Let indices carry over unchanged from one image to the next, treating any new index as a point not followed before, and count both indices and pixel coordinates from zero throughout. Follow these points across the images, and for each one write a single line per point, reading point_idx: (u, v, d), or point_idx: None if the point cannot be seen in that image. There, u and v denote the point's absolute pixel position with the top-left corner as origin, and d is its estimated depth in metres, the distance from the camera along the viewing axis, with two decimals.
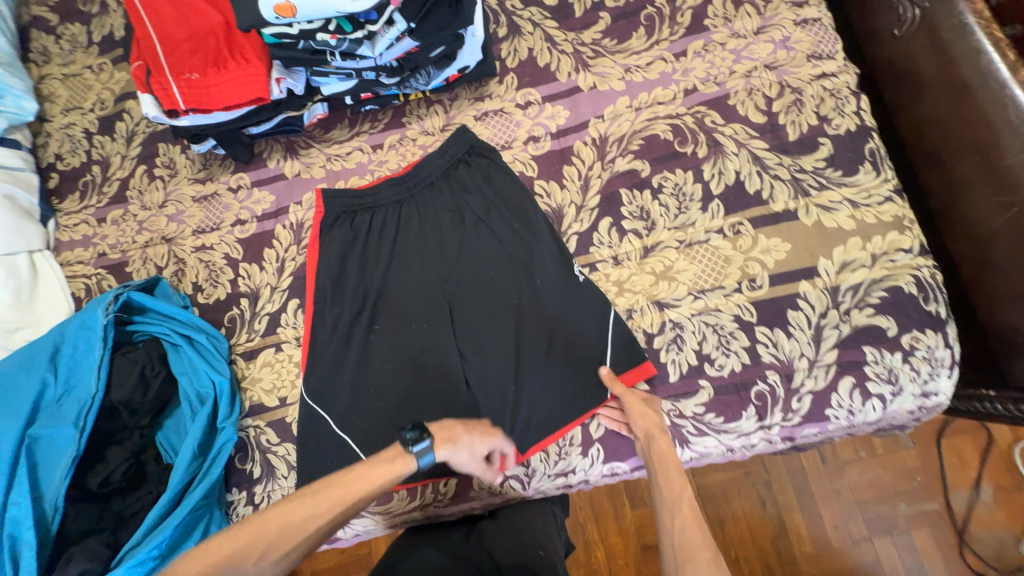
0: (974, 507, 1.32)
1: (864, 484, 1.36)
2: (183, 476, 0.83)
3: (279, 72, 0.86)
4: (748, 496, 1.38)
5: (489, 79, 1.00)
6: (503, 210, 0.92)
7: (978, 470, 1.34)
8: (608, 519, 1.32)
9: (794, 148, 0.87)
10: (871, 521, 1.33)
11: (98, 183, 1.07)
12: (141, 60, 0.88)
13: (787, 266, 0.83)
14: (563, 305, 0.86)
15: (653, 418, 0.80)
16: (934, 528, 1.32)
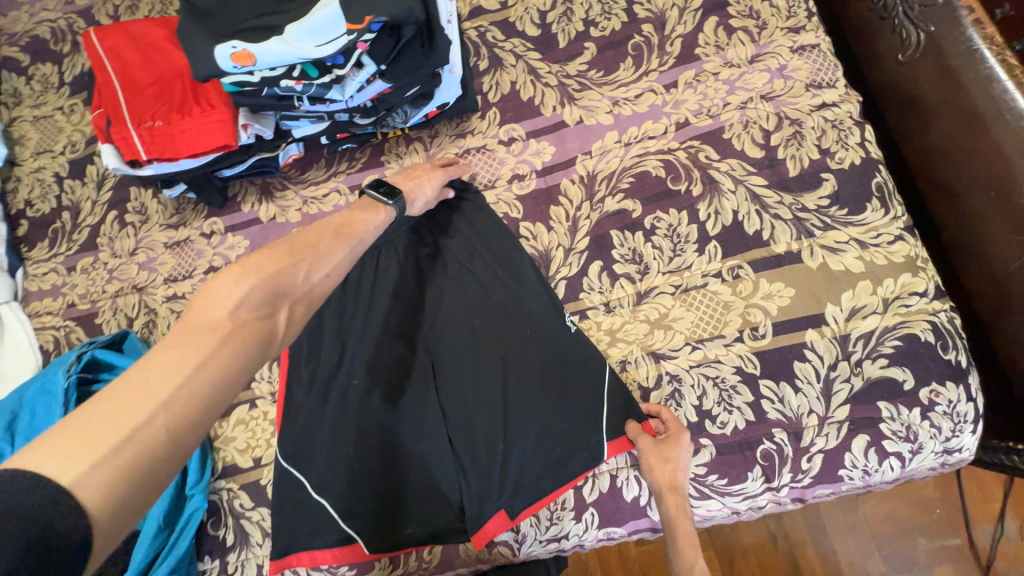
0: (1000, 543, 1.24)
1: (880, 518, 1.28)
2: (147, 554, 0.79)
3: (245, 118, 0.81)
4: (759, 532, 1.31)
5: (471, 114, 0.95)
6: (486, 255, 0.87)
7: (1001, 503, 1.26)
8: (612, 557, 1.25)
9: (795, 184, 0.81)
10: (889, 558, 1.26)
11: (68, 229, 1.03)
12: (102, 108, 0.83)
13: (791, 313, 0.77)
14: (551, 355, 0.81)
15: (668, 476, 0.73)
16: (957, 566, 1.24)
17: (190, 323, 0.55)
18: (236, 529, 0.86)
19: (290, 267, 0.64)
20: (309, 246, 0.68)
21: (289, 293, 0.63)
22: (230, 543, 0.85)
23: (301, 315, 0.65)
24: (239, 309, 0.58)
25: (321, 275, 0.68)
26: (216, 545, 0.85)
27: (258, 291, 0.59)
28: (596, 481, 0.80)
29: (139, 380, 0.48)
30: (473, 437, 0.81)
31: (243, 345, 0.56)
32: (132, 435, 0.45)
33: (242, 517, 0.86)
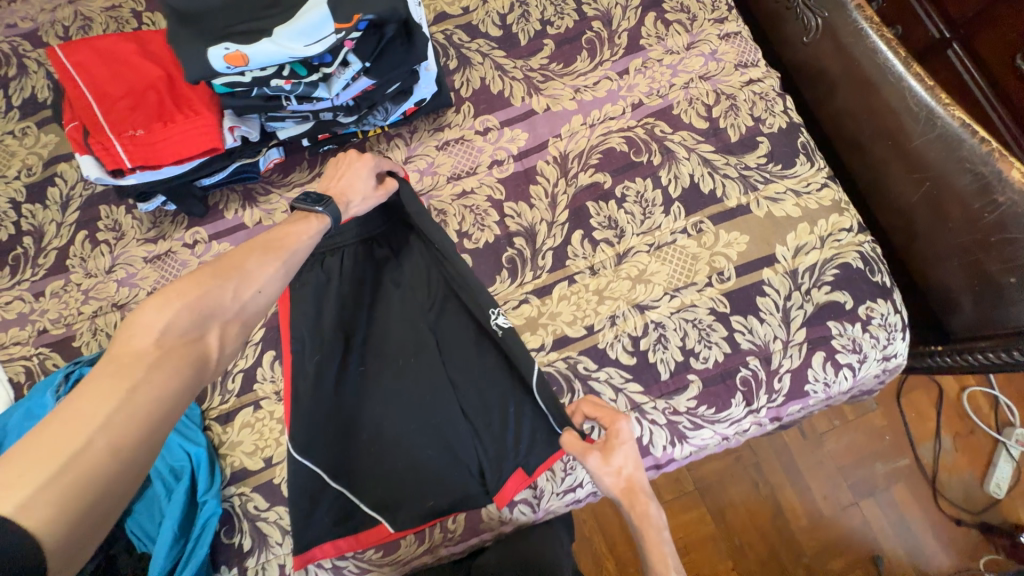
0: (939, 456, 1.42)
1: (842, 451, 1.44)
2: (166, 562, 0.77)
3: (231, 121, 0.84)
4: (742, 482, 1.43)
5: (446, 110, 1.02)
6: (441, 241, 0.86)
7: (936, 421, 1.45)
8: (614, 530, 1.30)
9: (737, 148, 0.95)
10: (854, 485, 1.42)
11: (32, 255, 0.98)
12: (75, 119, 0.83)
13: (748, 257, 0.89)
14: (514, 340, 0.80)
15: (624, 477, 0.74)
16: (909, 481, 1.41)
17: (115, 355, 0.53)
18: (252, 532, 0.84)
19: (217, 287, 0.62)
20: (235, 265, 0.65)
21: (219, 313, 0.61)
22: (247, 548, 0.83)
23: (234, 333, 0.63)
24: (166, 336, 0.56)
25: (251, 291, 0.65)
26: (232, 553, 0.83)
27: (183, 316, 0.58)
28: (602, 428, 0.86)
29: (61, 421, 0.47)
30: (483, 404, 0.86)
31: (175, 370, 0.55)
32: (66, 465, 0.45)
33: (258, 519, 0.84)
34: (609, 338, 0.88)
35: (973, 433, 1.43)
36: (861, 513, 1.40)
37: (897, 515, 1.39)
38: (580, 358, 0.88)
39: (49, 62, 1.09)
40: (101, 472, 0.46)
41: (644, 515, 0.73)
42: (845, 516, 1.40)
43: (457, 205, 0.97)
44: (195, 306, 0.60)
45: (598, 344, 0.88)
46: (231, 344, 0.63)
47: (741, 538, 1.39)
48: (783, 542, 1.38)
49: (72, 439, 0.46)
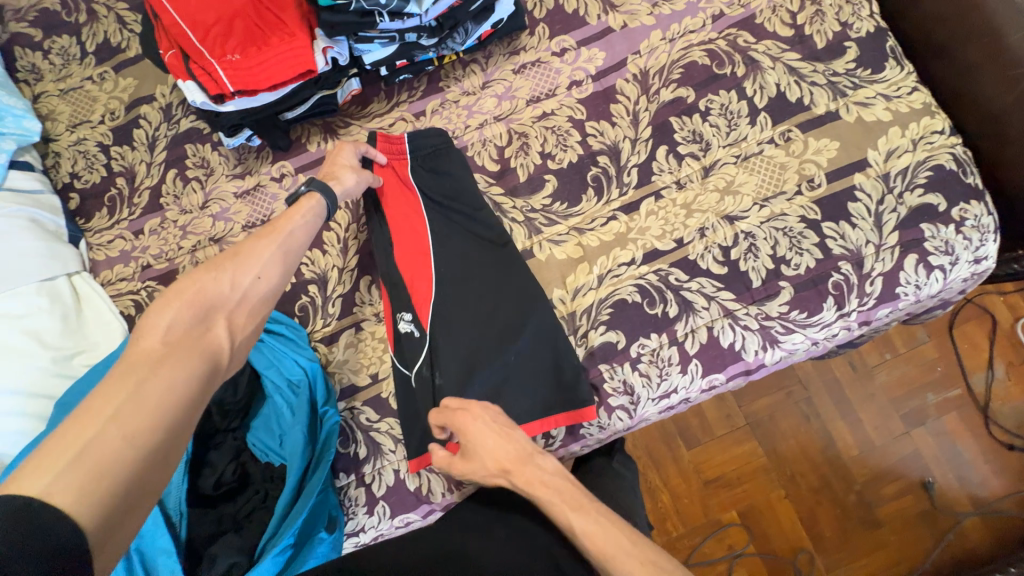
0: (992, 386, 1.37)
1: (893, 382, 1.39)
2: (303, 461, 0.81)
3: (325, 42, 0.88)
4: (792, 416, 1.39)
5: (520, 33, 1.01)
6: (395, 226, 0.92)
7: (989, 352, 1.39)
8: (667, 463, 1.38)
9: (824, 55, 0.93)
10: (906, 416, 1.37)
11: (127, 195, 1.02)
12: (174, 49, 0.89)
13: (839, 163, 0.89)
14: (464, 317, 0.88)
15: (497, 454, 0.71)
16: (961, 410, 1.36)
17: (124, 358, 0.56)
18: (366, 442, 0.89)
19: (212, 279, 0.66)
20: (233, 255, 0.70)
21: (220, 305, 0.65)
22: (363, 456, 0.89)
23: (243, 322, 0.67)
24: (171, 332, 0.60)
25: (249, 278, 0.69)
26: (349, 461, 0.89)
27: (185, 311, 0.62)
28: (695, 335, 0.88)
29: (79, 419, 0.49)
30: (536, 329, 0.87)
31: (183, 361, 0.57)
32: (80, 455, 0.46)
33: (370, 430, 0.89)
34: (699, 249, 0.90)
35: None
36: (912, 442, 1.35)
37: (949, 444, 1.35)
38: (671, 270, 0.90)
39: (119, 5, 1.10)
40: (120, 460, 0.47)
41: (530, 483, 0.70)
42: (897, 445, 1.35)
43: (539, 127, 0.97)
44: (201, 302, 0.64)
45: (688, 256, 0.90)
46: (240, 335, 0.67)
47: (794, 468, 1.36)
48: (836, 473, 1.35)
49: (82, 436, 0.47)
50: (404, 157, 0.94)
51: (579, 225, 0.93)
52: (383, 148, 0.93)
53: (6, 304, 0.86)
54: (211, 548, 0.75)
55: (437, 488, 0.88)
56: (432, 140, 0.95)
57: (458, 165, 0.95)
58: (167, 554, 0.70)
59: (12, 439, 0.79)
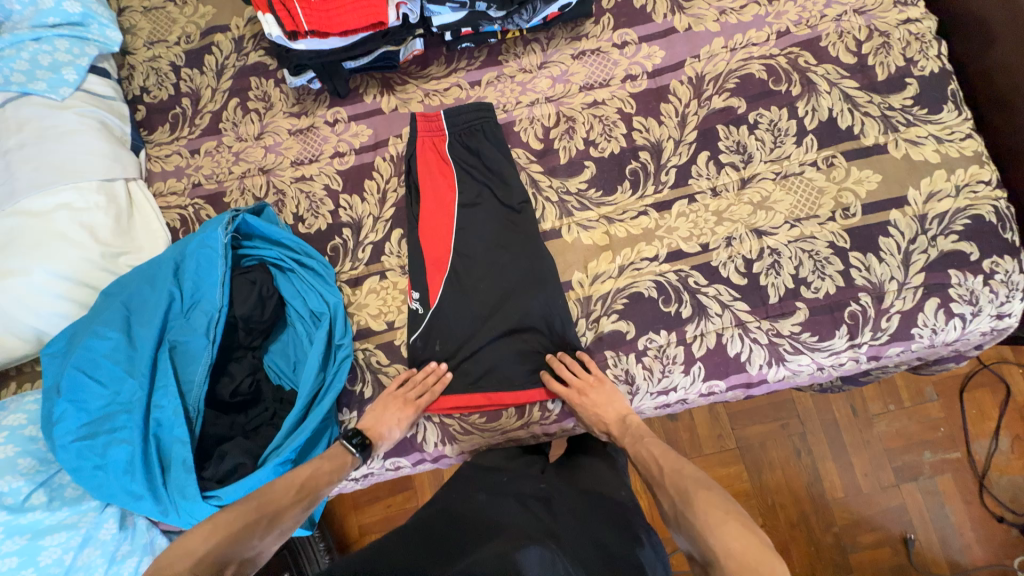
0: (993, 454, 1.35)
1: (892, 434, 1.38)
2: (313, 387, 0.86)
3: None
4: (784, 447, 1.39)
5: (585, 20, 1.03)
6: (424, 197, 0.97)
7: (997, 421, 1.37)
8: None
9: (883, 87, 0.93)
10: (898, 468, 1.36)
11: (190, 115, 1.08)
12: None
13: (878, 196, 0.89)
14: (475, 290, 0.92)
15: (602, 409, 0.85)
16: (956, 473, 1.35)
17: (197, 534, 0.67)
18: (373, 383, 0.92)
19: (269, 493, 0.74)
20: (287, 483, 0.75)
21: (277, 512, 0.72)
22: (368, 396, 0.91)
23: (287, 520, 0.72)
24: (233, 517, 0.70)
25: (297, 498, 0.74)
26: (353, 398, 0.92)
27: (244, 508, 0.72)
28: (703, 339, 0.90)
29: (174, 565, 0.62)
30: (544, 309, 0.91)
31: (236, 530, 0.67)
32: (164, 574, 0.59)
33: (379, 372, 0.93)
34: (723, 257, 0.91)
35: None
36: (900, 495, 1.35)
37: (937, 503, 1.34)
38: (691, 273, 0.91)
39: None
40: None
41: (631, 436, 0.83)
42: (883, 496, 1.35)
43: (587, 113, 0.99)
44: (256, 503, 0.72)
45: (711, 261, 0.91)
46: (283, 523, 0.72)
47: (775, 498, 1.37)
48: (816, 510, 1.35)
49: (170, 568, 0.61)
50: (442, 133, 0.99)
51: (610, 215, 0.95)
52: (422, 127, 0.99)
53: (69, 196, 0.93)
54: (222, 447, 0.82)
55: (430, 436, 0.93)
56: (472, 117, 0.99)
57: (492, 142, 0.99)
58: (180, 444, 0.76)
59: (51, 319, 0.89)
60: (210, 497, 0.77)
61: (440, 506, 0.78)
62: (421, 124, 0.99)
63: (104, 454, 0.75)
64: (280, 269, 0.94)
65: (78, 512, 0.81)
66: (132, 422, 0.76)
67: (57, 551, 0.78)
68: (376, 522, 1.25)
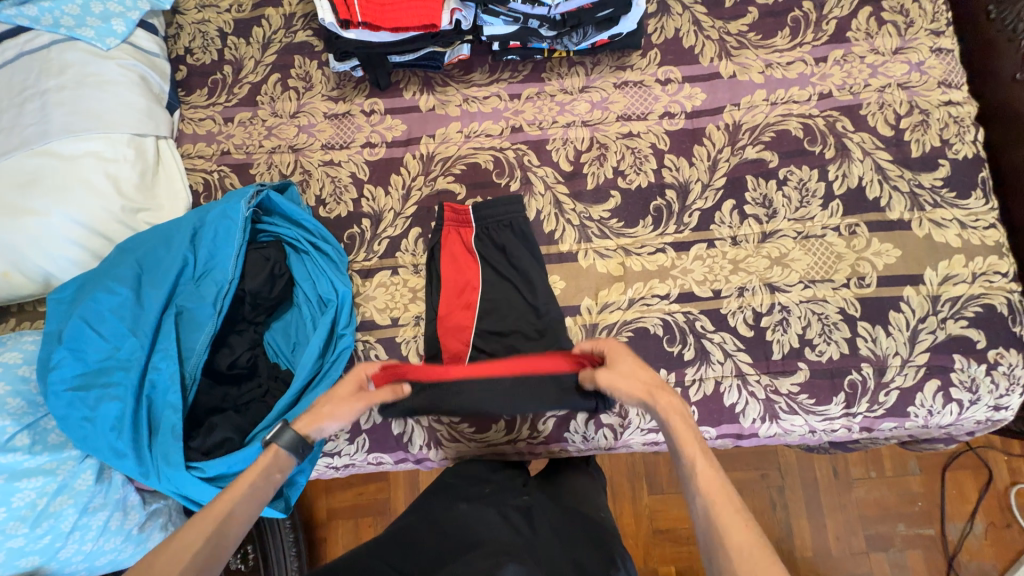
0: (966, 537, 1.35)
1: (869, 501, 1.38)
2: (310, 373, 0.86)
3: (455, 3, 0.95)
4: (760, 497, 1.39)
5: (632, 52, 1.04)
6: (446, 290, 0.94)
7: (974, 504, 1.37)
8: (625, 500, 1.38)
9: (915, 164, 0.94)
10: (870, 537, 1.36)
11: (229, 82, 1.08)
12: None
13: (895, 271, 0.90)
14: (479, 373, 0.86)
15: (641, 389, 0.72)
16: (927, 550, 1.35)
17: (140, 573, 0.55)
18: None
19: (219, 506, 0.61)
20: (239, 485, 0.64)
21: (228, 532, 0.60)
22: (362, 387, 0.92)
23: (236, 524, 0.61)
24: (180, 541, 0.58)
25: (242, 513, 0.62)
26: None
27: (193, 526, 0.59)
28: (701, 384, 0.90)
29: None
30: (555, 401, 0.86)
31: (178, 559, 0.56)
32: None
33: None
34: (733, 306, 0.92)
35: (1009, 528, 1.35)
36: (869, 564, 1.35)
37: None
38: (699, 317, 0.92)
39: None
40: None
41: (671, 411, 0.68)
42: (852, 562, 1.35)
43: (620, 143, 1.00)
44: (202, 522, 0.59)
45: (720, 308, 0.92)
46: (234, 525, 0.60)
47: None
48: None
49: None
50: (469, 225, 0.97)
51: (628, 247, 0.96)
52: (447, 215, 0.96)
53: (100, 146, 0.94)
54: (212, 419, 0.82)
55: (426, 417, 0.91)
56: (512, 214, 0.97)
57: (522, 241, 0.97)
58: (172, 409, 0.76)
59: (62, 263, 0.90)
60: (193, 467, 0.76)
61: (420, 513, 0.78)
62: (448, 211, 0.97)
63: (94, 408, 0.74)
64: (295, 249, 0.94)
65: (58, 459, 0.81)
66: (128, 380, 0.76)
67: (31, 493, 0.78)
68: (346, 509, 1.27)
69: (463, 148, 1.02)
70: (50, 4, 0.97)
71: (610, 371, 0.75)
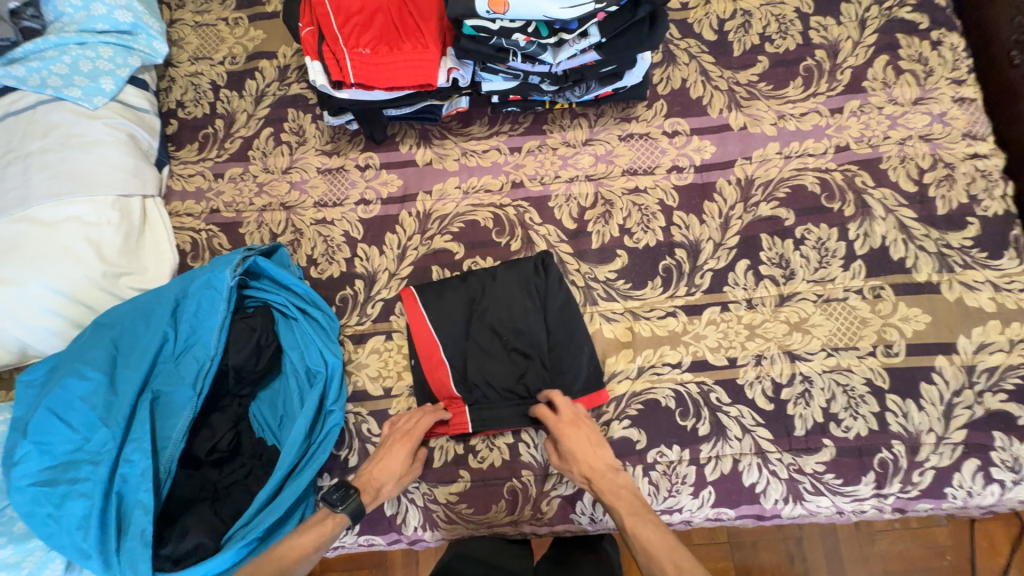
0: None
1: (893, 555, 1.15)
2: (293, 458, 0.79)
3: (451, 63, 0.90)
4: (776, 548, 1.17)
5: (637, 103, 1.00)
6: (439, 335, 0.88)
7: (1009, 559, 1.13)
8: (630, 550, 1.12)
9: (942, 222, 0.88)
10: None
11: (220, 137, 1.05)
12: (313, 26, 0.92)
13: (924, 338, 0.84)
14: (489, 339, 0.87)
15: (589, 453, 0.78)
16: None
17: None
18: (360, 452, 0.86)
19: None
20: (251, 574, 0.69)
21: None
22: (352, 464, 0.85)
23: None
24: None
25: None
26: (337, 464, 0.86)
27: None
28: (718, 462, 0.83)
29: None
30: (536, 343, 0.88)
31: None
32: None
33: (368, 441, 0.86)
34: (750, 376, 0.85)
35: None
36: None
37: None
38: (714, 388, 0.85)
39: None
40: None
41: (614, 488, 0.76)
42: None
43: (626, 200, 0.95)
44: None
45: (737, 378, 0.85)
46: None
47: None
48: None
49: None
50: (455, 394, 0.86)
51: (635, 309, 0.90)
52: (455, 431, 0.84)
53: (83, 209, 0.90)
54: (186, 518, 0.75)
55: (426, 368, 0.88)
56: (528, 270, 0.90)
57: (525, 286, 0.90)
58: (141, 510, 0.70)
59: (40, 334, 0.86)
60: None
61: None
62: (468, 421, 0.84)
63: (59, 505, 0.68)
64: (283, 316, 0.89)
65: (22, 551, 0.73)
66: (96, 476, 0.70)
67: None
68: (340, 561, 1.19)
69: (462, 205, 0.97)
70: (38, 64, 0.95)
71: (570, 435, 0.79)
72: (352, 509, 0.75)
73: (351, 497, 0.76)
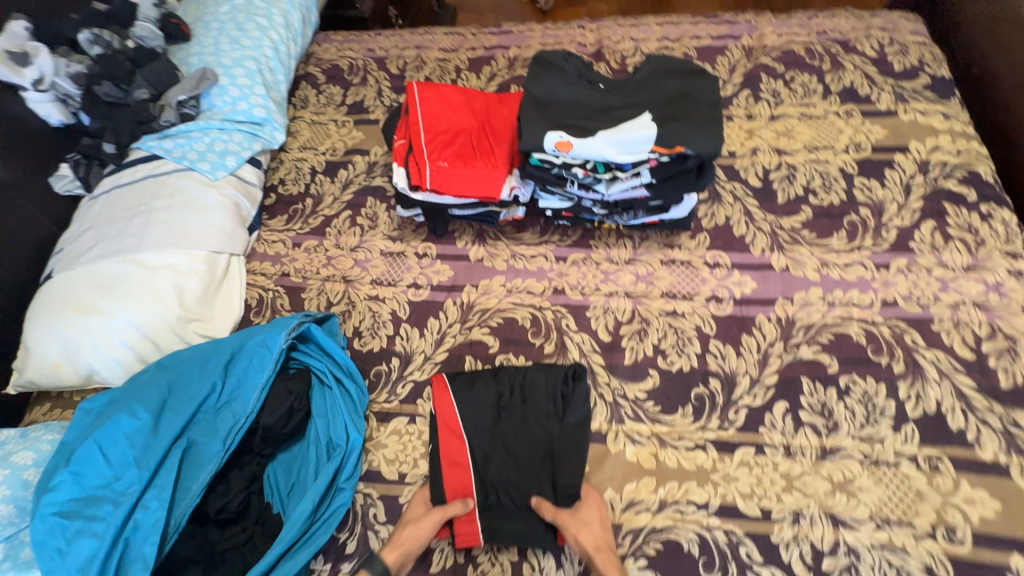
0: None
1: None
2: (295, 534, 0.78)
3: (515, 181, 1.02)
4: None
5: (682, 232, 1.06)
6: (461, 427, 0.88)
7: None
8: None
9: (1006, 397, 0.82)
10: None
11: (307, 212, 1.21)
12: (405, 140, 1.08)
13: (995, 528, 0.74)
14: (508, 441, 0.87)
15: (596, 531, 0.77)
16: None
17: None
18: (359, 539, 0.84)
19: None
20: None
21: None
22: (349, 551, 0.83)
23: None
24: None
25: None
26: (333, 547, 0.83)
27: None
28: None
29: None
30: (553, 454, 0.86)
31: None
32: None
33: (370, 528, 0.84)
34: (786, 535, 0.77)
35: None
36: None
37: None
38: (744, 541, 0.78)
39: (384, 83, 1.39)
40: None
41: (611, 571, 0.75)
42: None
43: (663, 321, 0.97)
44: None
45: (771, 535, 0.78)
46: None
47: None
48: None
49: None
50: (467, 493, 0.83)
51: (663, 435, 0.87)
52: (462, 540, 0.80)
53: (179, 259, 1.03)
54: None
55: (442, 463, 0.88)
56: (558, 378, 0.90)
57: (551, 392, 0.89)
58: (142, 564, 0.71)
59: (109, 363, 0.95)
60: None
61: None
62: (477, 529, 0.81)
63: (70, 541, 0.70)
64: (320, 382, 0.94)
65: None
66: (113, 517, 0.72)
67: None
68: None
69: (504, 302, 1.03)
70: (184, 141, 1.16)
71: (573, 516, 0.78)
72: (377, 568, 0.75)
73: (375, 557, 0.76)
